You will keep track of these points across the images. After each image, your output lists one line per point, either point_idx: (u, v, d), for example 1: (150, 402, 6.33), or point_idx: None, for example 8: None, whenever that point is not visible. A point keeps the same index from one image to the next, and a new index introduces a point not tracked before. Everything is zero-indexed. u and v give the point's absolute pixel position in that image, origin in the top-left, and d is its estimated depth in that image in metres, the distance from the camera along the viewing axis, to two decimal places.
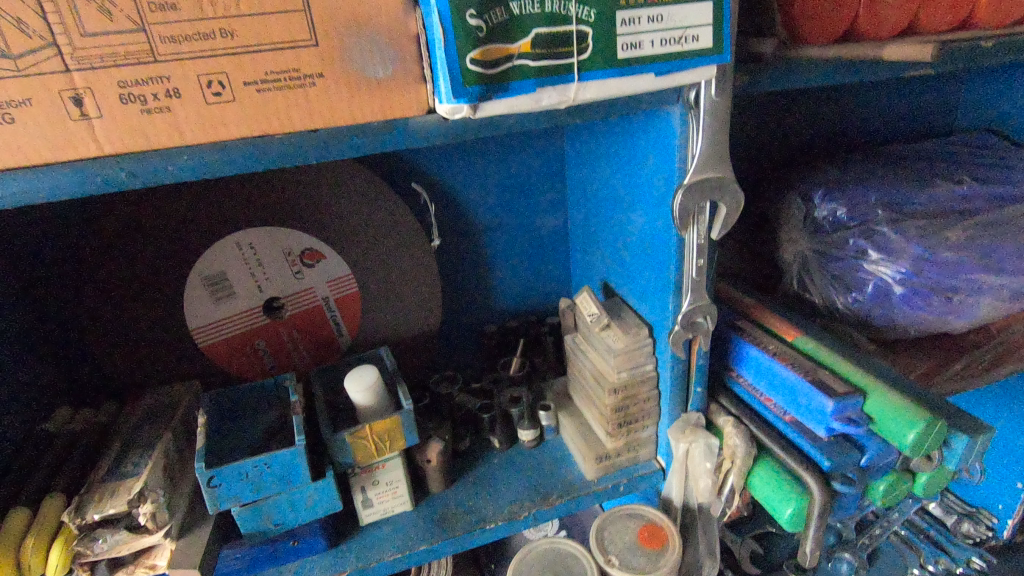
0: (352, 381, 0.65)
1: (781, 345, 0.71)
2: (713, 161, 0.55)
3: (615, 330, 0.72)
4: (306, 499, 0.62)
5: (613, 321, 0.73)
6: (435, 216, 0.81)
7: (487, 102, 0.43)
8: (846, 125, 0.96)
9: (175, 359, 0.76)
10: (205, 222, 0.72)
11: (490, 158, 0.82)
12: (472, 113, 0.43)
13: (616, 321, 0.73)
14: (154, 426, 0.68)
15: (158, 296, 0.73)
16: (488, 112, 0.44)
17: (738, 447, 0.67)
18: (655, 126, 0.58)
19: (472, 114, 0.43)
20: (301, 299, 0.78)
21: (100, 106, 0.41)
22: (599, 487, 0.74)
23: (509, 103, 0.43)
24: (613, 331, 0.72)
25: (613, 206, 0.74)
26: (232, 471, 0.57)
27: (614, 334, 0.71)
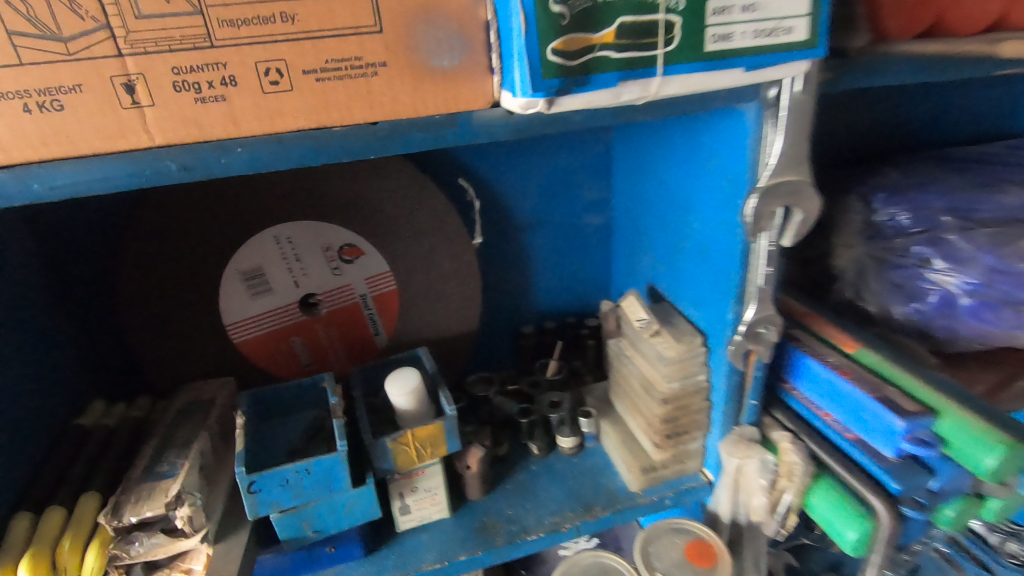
0: (394, 384, 0.64)
1: (842, 358, 0.67)
2: (792, 164, 0.51)
3: (667, 337, 0.69)
4: (346, 507, 0.60)
5: (664, 328, 0.70)
6: (478, 213, 0.78)
7: (565, 96, 0.40)
8: (907, 126, 0.92)
9: (210, 356, 0.74)
10: (244, 216, 0.69)
11: (536, 153, 0.79)
12: (547, 107, 0.40)
13: (668, 329, 0.70)
14: (191, 424, 0.66)
15: (193, 290, 0.71)
16: (564, 107, 0.41)
17: (797, 465, 0.64)
18: (726, 123, 0.56)
19: (547, 109, 0.40)
20: (338, 296, 0.76)
21: (153, 94, 0.38)
22: (645, 500, 0.71)
23: (587, 98, 0.40)
24: (664, 339, 0.68)
25: (669, 207, 0.71)
26: (272, 476, 0.55)
27: (667, 342, 0.68)
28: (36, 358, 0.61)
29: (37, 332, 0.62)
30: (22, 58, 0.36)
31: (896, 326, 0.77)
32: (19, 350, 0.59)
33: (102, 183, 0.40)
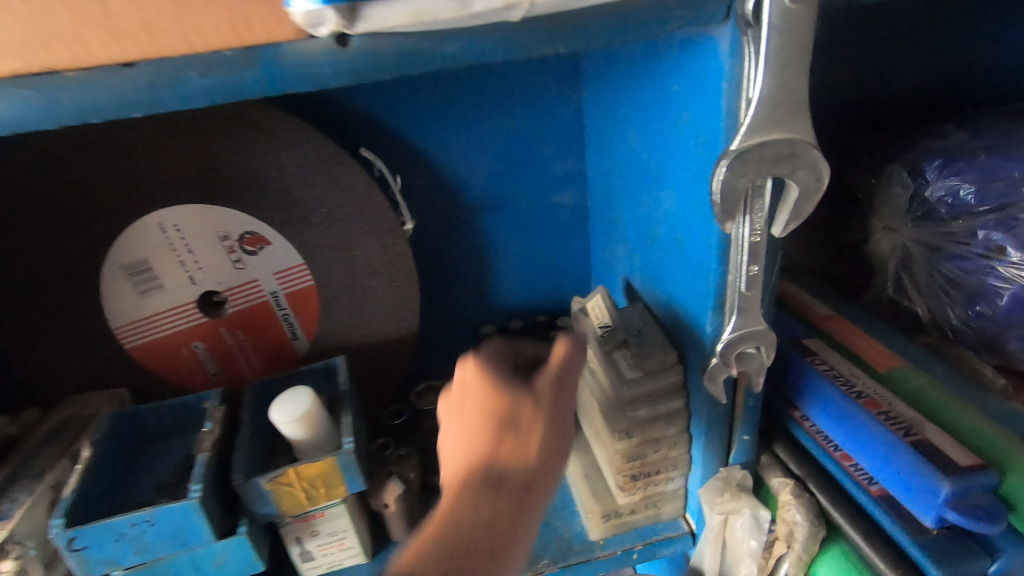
0: (278, 410, 0.51)
1: (871, 384, 0.50)
2: (782, 115, 0.34)
3: (631, 352, 0.53)
4: (213, 562, 0.48)
5: (627, 341, 0.54)
6: (398, 192, 0.64)
7: (373, 7, 0.28)
8: (985, 66, 0.68)
9: (94, 366, 0.63)
10: (112, 201, 0.56)
11: (484, 116, 0.63)
12: (349, 22, 0.29)
13: (633, 341, 0.54)
14: (57, 448, 0.55)
15: (64, 289, 0.59)
16: (382, 23, 0.29)
17: (799, 528, 0.48)
18: (697, 61, 0.39)
19: (350, 26, 0.29)
20: (244, 293, 0.64)
21: None
22: (606, 553, 0.57)
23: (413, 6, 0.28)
24: (626, 356, 0.53)
25: (641, 181, 0.54)
26: (100, 530, 0.43)
27: (630, 359, 0.53)
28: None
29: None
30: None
31: (953, 335, 0.59)
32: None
33: None
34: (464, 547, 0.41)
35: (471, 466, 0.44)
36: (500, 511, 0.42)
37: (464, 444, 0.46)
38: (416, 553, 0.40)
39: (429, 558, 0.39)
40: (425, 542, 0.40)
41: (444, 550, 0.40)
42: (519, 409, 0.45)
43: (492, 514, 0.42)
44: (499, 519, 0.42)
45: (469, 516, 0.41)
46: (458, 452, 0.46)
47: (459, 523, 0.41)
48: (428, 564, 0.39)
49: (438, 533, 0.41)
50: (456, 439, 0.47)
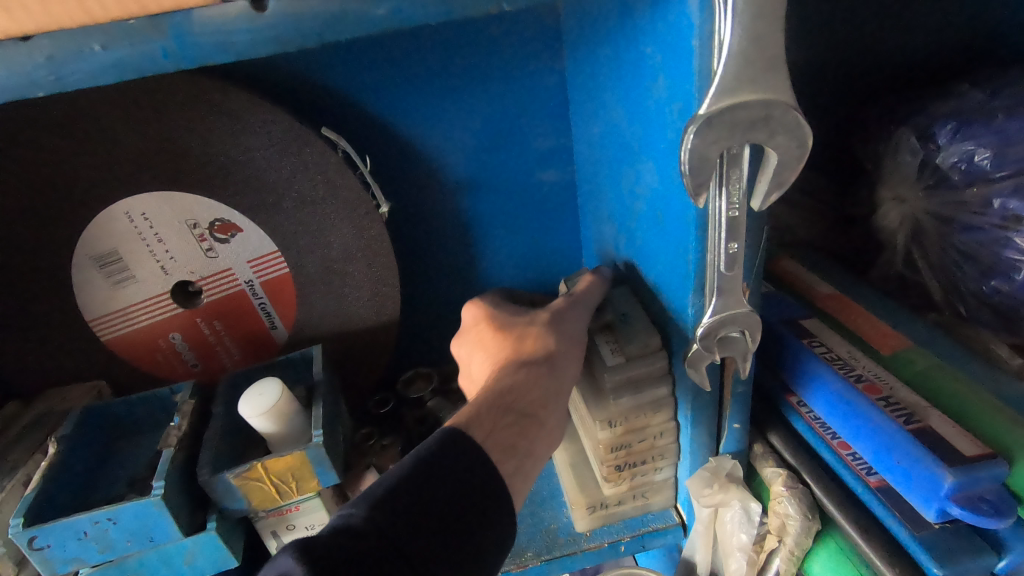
0: (247, 403, 0.49)
1: (871, 368, 0.46)
2: (754, 73, 0.30)
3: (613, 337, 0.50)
4: (183, 558, 0.47)
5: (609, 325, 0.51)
6: (368, 173, 0.61)
7: None
8: (1008, 19, 0.62)
9: (70, 359, 0.62)
10: (75, 190, 0.55)
11: (461, 91, 0.60)
12: None
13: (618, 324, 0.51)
14: (32, 443, 0.55)
15: (34, 282, 0.58)
16: None
17: (791, 521, 0.45)
18: (668, 17, 0.35)
19: None
20: (219, 282, 0.62)
21: None
22: (592, 546, 0.54)
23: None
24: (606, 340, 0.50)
25: (622, 154, 0.51)
26: (60, 529, 0.42)
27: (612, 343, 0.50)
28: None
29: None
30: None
31: (966, 313, 0.54)
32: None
33: None
34: (510, 408, 0.43)
35: (502, 359, 0.47)
36: (538, 380, 0.45)
37: (493, 350, 0.49)
38: (466, 415, 0.42)
39: (478, 414, 0.42)
40: (474, 402, 0.43)
41: (493, 410, 0.42)
42: (532, 320, 0.49)
43: (529, 381, 0.44)
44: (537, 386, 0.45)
45: (513, 384, 0.44)
46: (488, 362, 0.48)
47: (504, 391, 0.44)
48: (479, 419, 0.42)
49: (484, 397, 0.43)
50: (482, 355, 0.49)
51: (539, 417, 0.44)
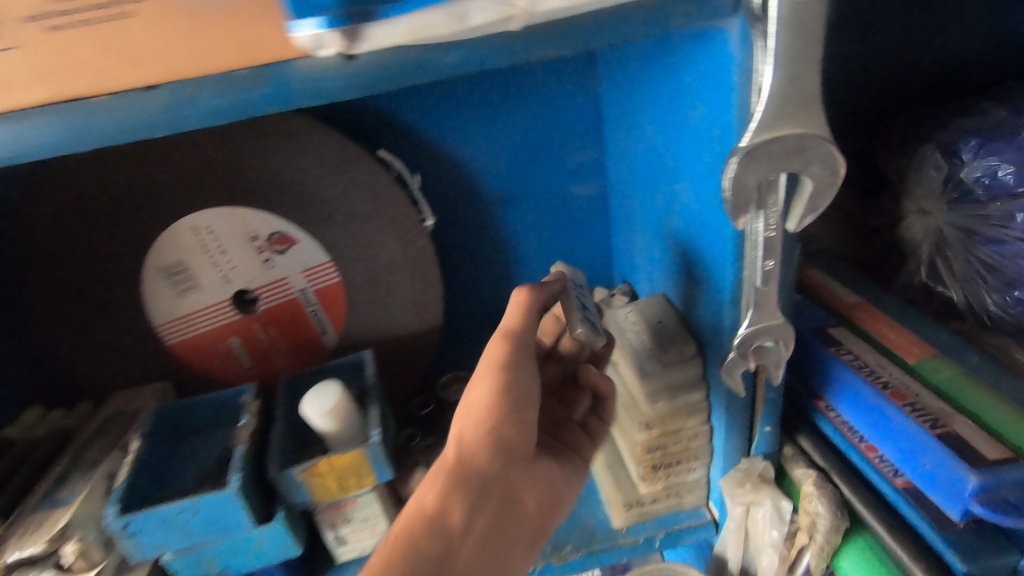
0: (310, 403, 0.53)
1: (897, 376, 0.49)
2: (791, 109, 0.33)
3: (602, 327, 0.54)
4: (253, 547, 0.51)
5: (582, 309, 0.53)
6: (418, 188, 0.65)
7: (372, 25, 0.29)
8: None
9: (136, 361, 0.67)
10: (149, 206, 0.60)
11: (500, 110, 0.64)
12: (352, 43, 0.29)
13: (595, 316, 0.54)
14: (110, 439, 0.60)
15: (109, 292, 0.63)
16: (384, 41, 0.29)
17: (821, 519, 0.48)
18: (707, 54, 0.39)
19: (352, 46, 0.29)
20: (275, 290, 0.66)
21: None
22: (628, 541, 0.58)
23: (408, 24, 0.29)
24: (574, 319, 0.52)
25: (657, 172, 0.54)
26: (149, 518, 0.47)
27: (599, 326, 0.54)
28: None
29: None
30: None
31: (990, 323, 0.56)
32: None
33: None
34: (423, 532, 0.41)
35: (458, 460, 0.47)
36: (437, 486, 0.43)
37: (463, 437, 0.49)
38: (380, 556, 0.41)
39: (385, 554, 0.40)
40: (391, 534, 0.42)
41: (403, 541, 0.41)
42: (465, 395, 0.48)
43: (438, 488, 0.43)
44: (462, 485, 0.43)
45: (422, 498, 0.43)
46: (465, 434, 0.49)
47: (418, 508, 0.43)
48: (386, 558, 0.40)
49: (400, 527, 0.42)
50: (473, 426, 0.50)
51: (451, 531, 0.42)
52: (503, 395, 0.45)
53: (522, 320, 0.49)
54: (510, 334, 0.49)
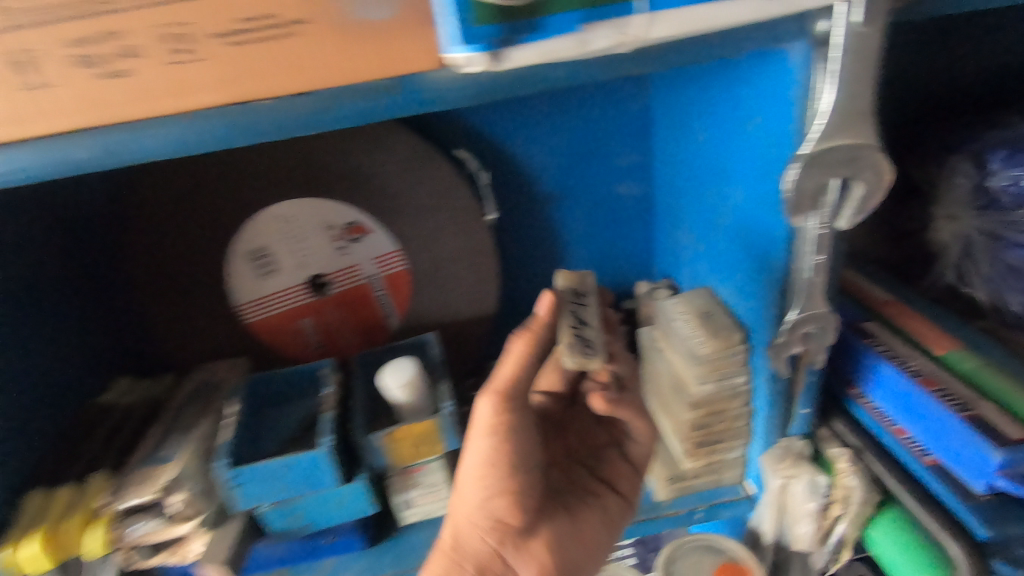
0: (388, 375, 0.59)
1: (927, 364, 0.53)
2: (849, 123, 0.38)
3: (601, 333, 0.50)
4: (338, 502, 0.58)
5: (574, 322, 0.50)
6: (486, 185, 0.70)
7: (513, 48, 0.33)
8: None
9: (218, 337, 0.73)
10: (243, 196, 0.66)
11: (557, 115, 0.69)
12: (495, 63, 0.33)
13: (592, 324, 0.51)
14: (200, 406, 0.66)
15: (200, 274, 0.69)
16: (519, 63, 0.34)
17: (854, 492, 0.53)
18: (766, 71, 0.44)
19: (494, 66, 0.34)
20: (346, 276, 0.72)
21: (51, 74, 0.34)
22: (671, 512, 0.63)
23: (542, 48, 0.33)
24: (562, 337, 0.49)
25: (707, 175, 0.59)
26: (254, 471, 0.53)
27: (596, 336, 0.49)
28: (40, 349, 0.60)
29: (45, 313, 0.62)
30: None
31: (1013, 321, 0.61)
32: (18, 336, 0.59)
33: (24, 175, 0.36)
34: None
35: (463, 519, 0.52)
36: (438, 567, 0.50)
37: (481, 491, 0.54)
38: None
39: None
40: None
41: None
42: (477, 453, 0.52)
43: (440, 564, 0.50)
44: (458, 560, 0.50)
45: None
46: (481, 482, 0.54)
47: None
48: None
49: None
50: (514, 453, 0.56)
51: None
52: (491, 475, 0.49)
53: (510, 381, 0.49)
54: (500, 394, 0.49)
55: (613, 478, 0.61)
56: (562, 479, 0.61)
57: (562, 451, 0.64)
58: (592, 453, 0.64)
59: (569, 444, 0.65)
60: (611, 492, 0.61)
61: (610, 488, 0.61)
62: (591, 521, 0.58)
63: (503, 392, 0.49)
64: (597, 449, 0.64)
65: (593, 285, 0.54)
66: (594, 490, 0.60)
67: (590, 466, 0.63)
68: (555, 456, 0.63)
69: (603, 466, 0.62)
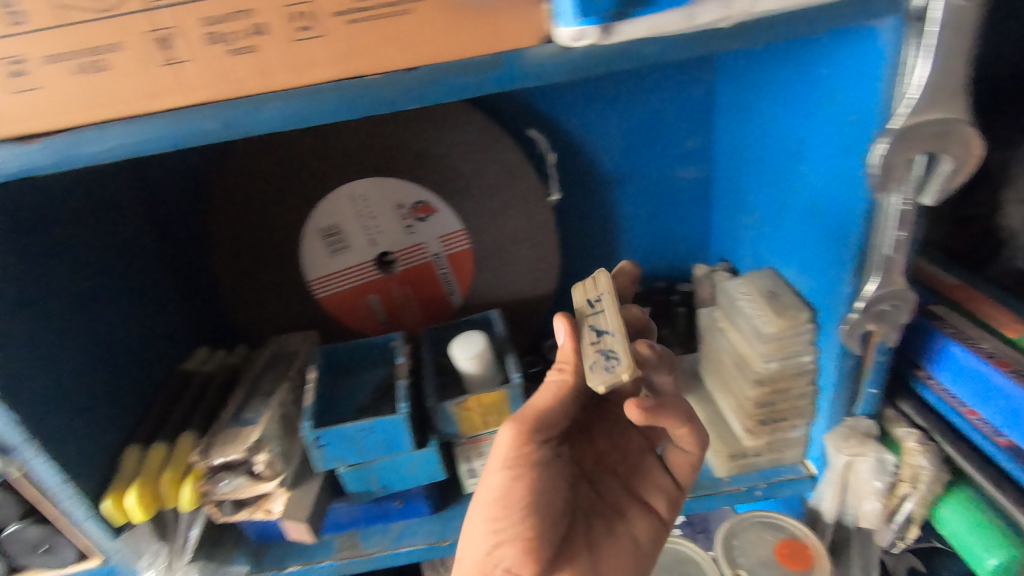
0: (459, 347, 0.61)
1: (1000, 347, 0.52)
2: (942, 96, 0.39)
3: (624, 337, 0.47)
4: (410, 468, 0.60)
5: (591, 336, 0.48)
6: (554, 165, 0.72)
7: (624, 23, 0.36)
8: None
9: (290, 311, 0.77)
10: (319, 175, 0.70)
11: (618, 98, 0.70)
12: (605, 36, 0.37)
13: (612, 330, 0.48)
14: (276, 374, 0.69)
15: (277, 249, 0.73)
16: (626, 37, 0.37)
17: (924, 471, 0.53)
18: (850, 49, 0.44)
19: (603, 39, 0.37)
20: (412, 254, 0.74)
21: (188, 50, 0.37)
22: (731, 489, 0.64)
23: (651, 22, 0.36)
24: (585, 357, 0.48)
25: (776, 156, 0.60)
26: (337, 432, 0.56)
27: (618, 344, 0.47)
28: None
29: (127, 284, 0.67)
30: (46, 21, 0.35)
31: None
32: (108, 305, 0.63)
33: (152, 144, 0.39)
34: None
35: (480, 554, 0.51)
36: None
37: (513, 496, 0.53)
38: None
39: None
40: None
41: None
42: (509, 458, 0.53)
43: None
44: None
45: None
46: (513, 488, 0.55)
47: None
48: None
49: None
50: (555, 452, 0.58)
51: None
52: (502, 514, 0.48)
53: (539, 413, 0.51)
54: (520, 423, 0.50)
55: (645, 491, 0.59)
56: (591, 492, 0.58)
57: (591, 457, 0.61)
58: (626, 461, 0.61)
59: (598, 449, 0.62)
60: (642, 508, 0.59)
61: (643, 507, 0.59)
62: (615, 546, 0.55)
63: (524, 424, 0.50)
64: (634, 459, 0.61)
65: (608, 284, 0.52)
66: (624, 509, 0.58)
67: (623, 477, 0.60)
68: (584, 467, 0.60)
69: (639, 478, 0.60)
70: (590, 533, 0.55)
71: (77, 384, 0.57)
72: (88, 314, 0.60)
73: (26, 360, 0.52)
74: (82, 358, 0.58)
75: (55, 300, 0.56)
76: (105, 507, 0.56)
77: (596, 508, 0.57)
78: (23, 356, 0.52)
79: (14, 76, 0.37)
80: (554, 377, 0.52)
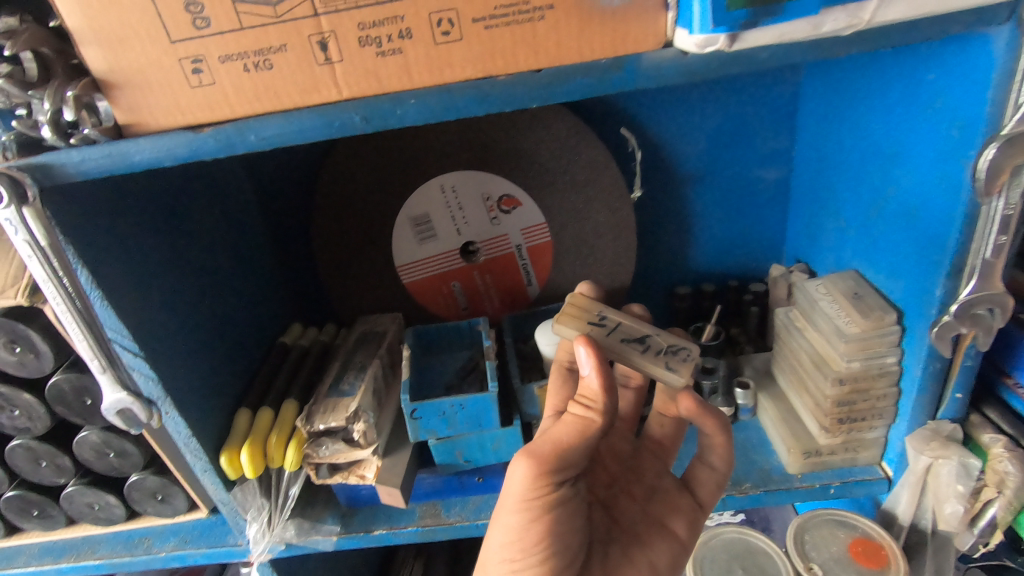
0: (542, 335, 0.65)
1: None
2: None
3: (661, 332, 0.53)
4: (494, 444, 0.64)
5: (639, 345, 0.52)
6: (639, 164, 0.76)
7: (751, 30, 0.38)
8: None
9: (377, 294, 0.82)
10: (414, 168, 0.74)
11: (702, 99, 0.73)
12: (729, 43, 0.39)
13: (650, 331, 0.53)
14: (367, 351, 0.73)
15: (369, 236, 0.78)
16: (750, 43, 0.39)
17: (1011, 476, 0.54)
18: (959, 54, 0.45)
19: (728, 46, 0.39)
20: (495, 244, 0.78)
21: (342, 50, 0.41)
22: (804, 485, 0.65)
23: (779, 31, 0.38)
24: (656, 364, 0.50)
25: (867, 159, 0.60)
26: (431, 408, 0.60)
27: (667, 340, 0.52)
28: None
29: (236, 263, 0.73)
30: (225, 24, 0.40)
31: None
32: (220, 282, 0.69)
33: (302, 133, 0.45)
34: None
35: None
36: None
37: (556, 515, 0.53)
38: None
39: None
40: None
41: None
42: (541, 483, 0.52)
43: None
44: None
45: None
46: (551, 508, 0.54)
47: None
48: None
49: None
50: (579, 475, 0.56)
51: None
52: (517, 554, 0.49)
53: (556, 449, 0.48)
54: (528, 453, 0.48)
55: (664, 516, 0.60)
56: (606, 518, 0.60)
57: (603, 483, 0.62)
58: (641, 484, 0.62)
59: (610, 473, 0.63)
60: (662, 533, 0.59)
61: (665, 534, 0.59)
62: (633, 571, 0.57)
63: (535, 452, 0.48)
64: (649, 481, 0.62)
65: (593, 303, 0.54)
66: (642, 534, 0.59)
67: (640, 500, 0.61)
68: (598, 494, 0.61)
69: (657, 501, 0.61)
70: (607, 560, 0.56)
71: (200, 351, 0.63)
72: (206, 290, 0.66)
73: (164, 325, 0.58)
74: (202, 328, 0.64)
75: (184, 272, 0.63)
76: (222, 462, 0.62)
77: (614, 533, 0.59)
78: (160, 324, 0.58)
79: (192, 72, 0.41)
80: (578, 412, 0.49)
